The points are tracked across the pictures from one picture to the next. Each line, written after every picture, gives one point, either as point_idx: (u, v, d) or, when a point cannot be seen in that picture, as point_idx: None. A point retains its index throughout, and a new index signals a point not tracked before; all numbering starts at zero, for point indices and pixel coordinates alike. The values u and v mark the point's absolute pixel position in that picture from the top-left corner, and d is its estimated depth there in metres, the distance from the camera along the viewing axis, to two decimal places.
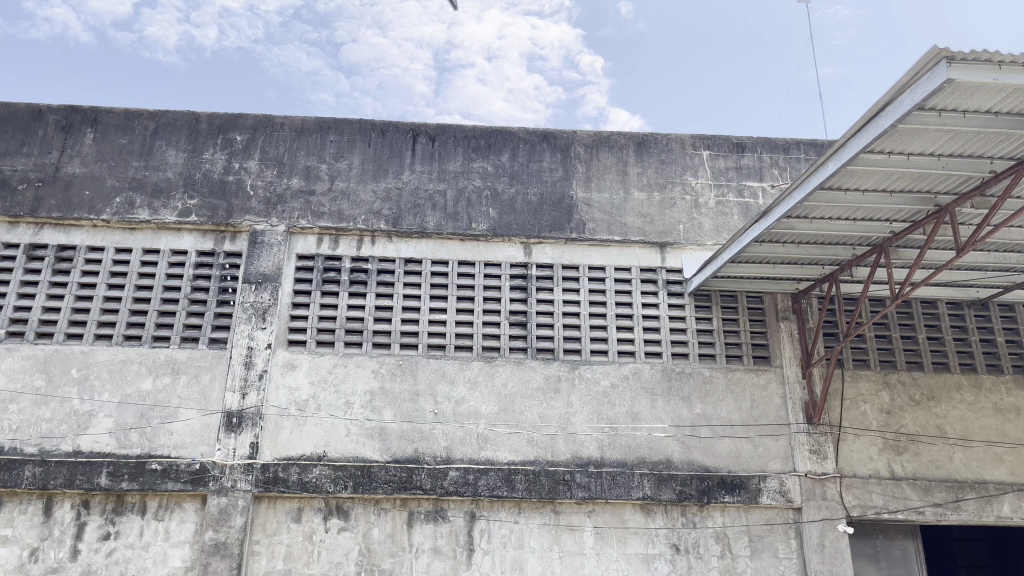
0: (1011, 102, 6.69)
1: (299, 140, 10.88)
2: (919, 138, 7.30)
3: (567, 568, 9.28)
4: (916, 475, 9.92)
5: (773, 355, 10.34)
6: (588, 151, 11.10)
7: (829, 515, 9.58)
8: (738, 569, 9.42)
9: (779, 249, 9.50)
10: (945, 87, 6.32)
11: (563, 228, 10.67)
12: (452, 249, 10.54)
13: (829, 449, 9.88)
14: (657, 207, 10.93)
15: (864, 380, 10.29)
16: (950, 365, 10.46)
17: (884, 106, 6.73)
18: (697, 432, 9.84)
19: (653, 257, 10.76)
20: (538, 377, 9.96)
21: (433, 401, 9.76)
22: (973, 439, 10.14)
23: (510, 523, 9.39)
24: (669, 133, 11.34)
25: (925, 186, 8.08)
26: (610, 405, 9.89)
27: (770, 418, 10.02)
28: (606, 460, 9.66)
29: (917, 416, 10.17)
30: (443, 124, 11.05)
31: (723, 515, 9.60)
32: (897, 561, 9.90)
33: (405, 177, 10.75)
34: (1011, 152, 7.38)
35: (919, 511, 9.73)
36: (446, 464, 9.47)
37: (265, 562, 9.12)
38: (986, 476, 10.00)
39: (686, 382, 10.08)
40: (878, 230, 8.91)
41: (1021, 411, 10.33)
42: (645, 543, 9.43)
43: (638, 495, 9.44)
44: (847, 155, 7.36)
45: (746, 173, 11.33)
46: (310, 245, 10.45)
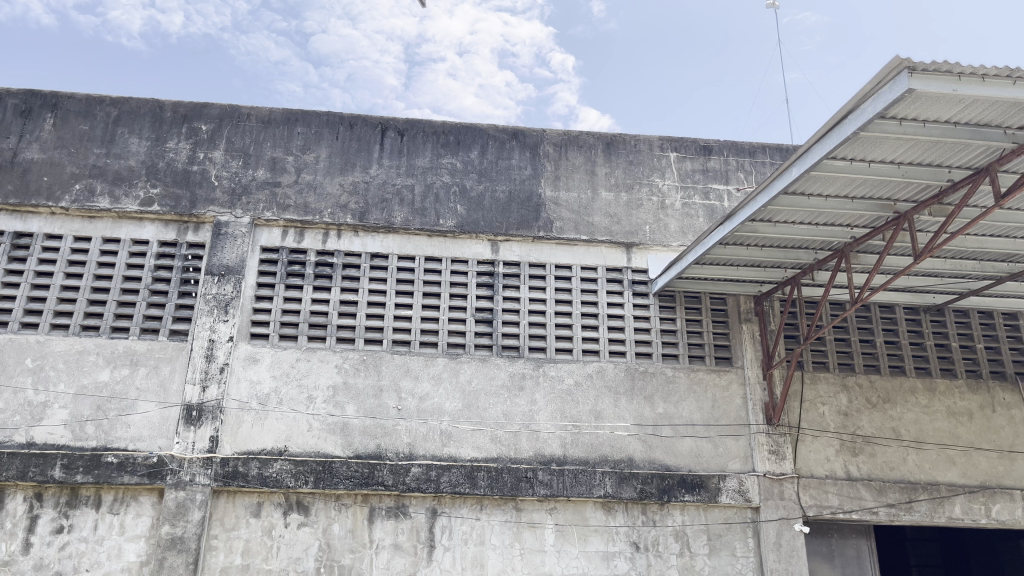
0: (970, 112, 6.84)
1: (266, 132, 10.75)
2: (880, 145, 7.44)
3: (528, 565, 9.32)
4: (871, 476, 10.11)
5: (735, 356, 10.48)
6: (557, 150, 11.13)
7: (785, 514, 9.74)
8: (697, 568, 9.53)
9: (742, 252, 9.63)
10: (906, 96, 6.46)
11: (531, 227, 10.70)
12: (419, 245, 10.51)
13: (787, 450, 10.03)
14: (624, 207, 11.00)
15: (824, 382, 10.47)
16: (905, 369, 10.69)
17: (847, 113, 6.86)
18: (659, 431, 9.93)
19: (619, 257, 10.83)
20: (503, 374, 9.98)
21: (396, 397, 9.71)
22: (927, 442, 10.35)
23: (472, 519, 9.39)
24: (638, 134, 11.41)
25: (886, 194, 8.24)
26: (573, 403, 9.94)
27: (730, 418, 10.14)
28: (569, 458, 9.70)
29: (873, 418, 10.37)
30: (413, 119, 11.01)
31: (682, 514, 9.70)
32: (851, 560, 10.08)
33: (373, 171, 10.68)
34: (968, 162, 7.56)
35: (873, 511, 9.91)
36: (408, 461, 9.44)
37: (223, 557, 9.01)
38: (938, 477, 10.21)
39: (649, 382, 10.17)
40: (839, 236, 9.07)
41: (974, 415, 10.57)
42: (606, 540, 9.49)
43: (600, 493, 9.49)
44: (810, 161, 7.48)
45: (712, 176, 11.45)
46: (275, 237, 10.35)
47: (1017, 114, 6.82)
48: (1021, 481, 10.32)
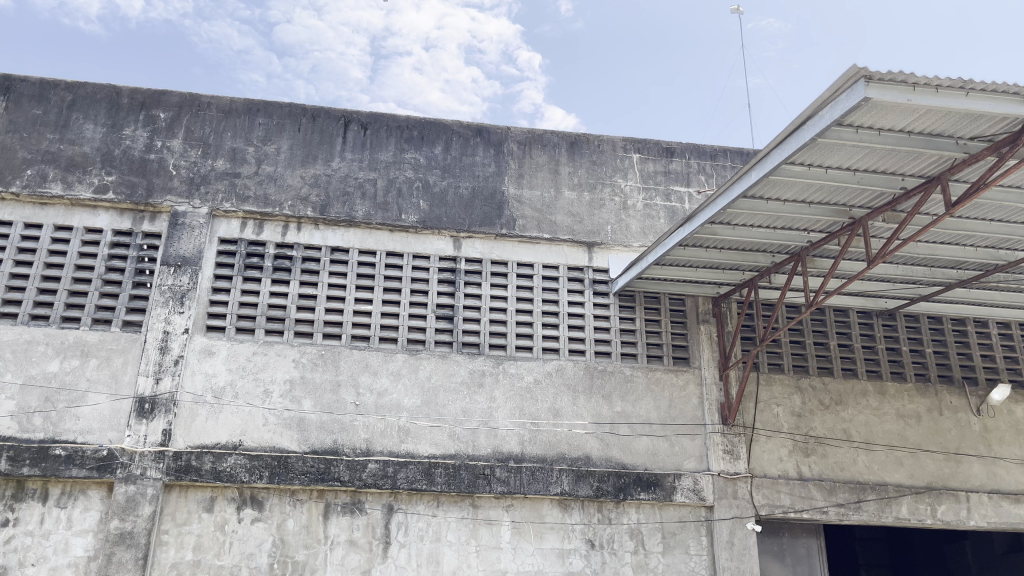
0: (924, 122, 7.00)
1: (227, 121, 10.59)
2: (837, 152, 7.58)
3: (484, 562, 9.33)
4: (822, 476, 10.30)
5: (693, 357, 10.59)
6: (521, 148, 11.14)
7: (738, 513, 9.88)
8: (651, 565, 9.62)
9: (702, 254, 9.74)
10: (862, 104, 6.60)
11: (493, 224, 10.70)
12: (380, 240, 10.44)
13: (741, 449, 10.18)
14: (586, 206, 11.06)
15: (778, 384, 10.64)
16: (857, 371, 10.91)
17: (806, 119, 6.99)
18: (616, 430, 10.01)
19: (581, 256, 10.88)
20: (462, 371, 9.97)
21: (354, 392, 9.65)
22: (876, 443, 10.58)
23: (428, 516, 9.37)
24: (601, 134, 11.47)
25: (842, 199, 8.40)
26: (532, 401, 9.97)
27: (686, 418, 10.25)
28: (526, 455, 9.73)
29: (825, 419, 10.57)
30: (376, 113, 10.93)
31: (637, 512, 9.79)
32: (801, 558, 10.26)
33: (335, 164, 10.59)
34: (921, 170, 7.74)
35: (823, 511, 10.09)
36: (365, 457, 9.38)
37: (174, 552, 8.87)
38: (886, 478, 10.44)
39: (607, 381, 10.23)
40: (796, 240, 9.23)
41: (922, 418, 10.82)
42: (561, 538, 9.54)
43: (556, 490, 9.54)
44: (769, 166, 7.60)
45: (674, 178, 11.56)
46: (233, 229, 10.21)
47: (969, 125, 7.00)
48: (966, 483, 10.58)
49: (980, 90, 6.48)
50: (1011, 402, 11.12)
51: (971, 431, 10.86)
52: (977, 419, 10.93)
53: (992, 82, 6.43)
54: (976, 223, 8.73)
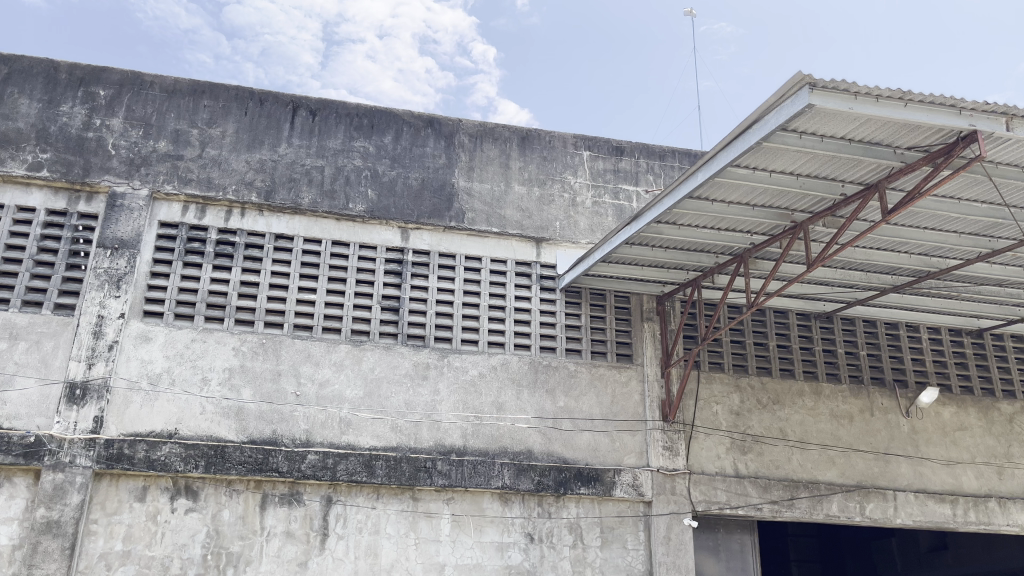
0: (864, 130, 7.19)
1: (170, 102, 10.33)
2: (781, 157, 7.73)
3: (422, 555, 9.29)
4: (758, 474, 10.52)
5: (636, 353, 10.71)
6: (472, 141, 11.10)
7: (675, 509, 10.03)
8: (588, 559, 9.71)
9: (647, 252, 9.86)
10: (806, 111, 6.76)
11: (442, 216, 10.66)
12: (326, 228, 10.30)
13: (681, 446, 10.34)
14: (536, 202, 11.09)
15: (718, 382, 10.83)
16: (795, 372, 11.17)
17: (751, 123, 7.13)
18: (558, 424, 10.06)
19: (529, 251, 10.90)
20: (406, 363, 9.91)
21: (295, 382, 9.52)
22: (810, 442, 10.84)
23: (367, 508, 9.30)
24: (553, 130, 11.50)
25: (785, 203, 8.58)
26: (475, 395, 9.96)
27: (628, 414, 10.36)
28: (468, 448, 9.72)
29: (763, 418, 10.80)
30: (326, 100, 10.78)
31: (577, 506, 9.86)
32: (735, 554, 10.42)
33: (282, 150, 10.42)
34: (861, 178, 7.95)
35: (757, 507, 10.30)
36: (304, 448, 9.27)
37: (103, 542, 8.64)
38: (819, 476, 10.71)
39: (551, 376, 10.28)
40: (739, 241, 9.39)
41: (854, 418, 11.13)
42: (500, 531, 9.56)
43: (497, 484, 9.55)
44: (715, 167, 7.72)
45: (623, 177, 11.66)
46: (174, 212, 9.97)
47: (906, 134, 7.21)
48: (894, 482, 10.92)
49: (918, 101, 6.68)
50: (938, 405, 11.51)
51: (900, 431, 11.21)
52: (906, 420, 11.28)
53: (929, 94, 6.63)
54: (911, 230, 9.00)
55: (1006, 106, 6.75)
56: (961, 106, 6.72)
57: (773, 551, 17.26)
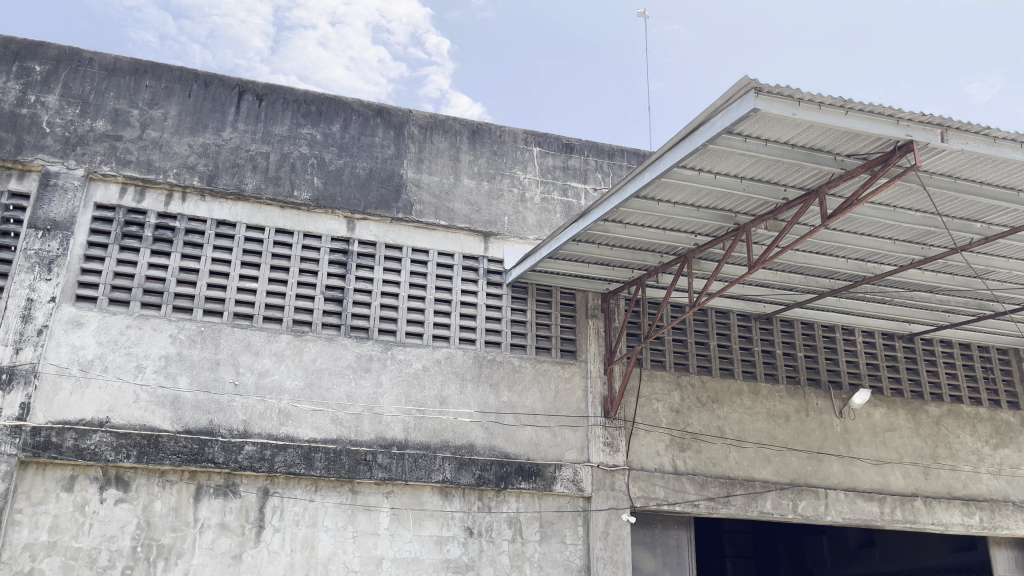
0: (807, 137, 7.35)
1: (110, 80, 10.02)
2: (726, 159, 7.86)
3: (360, 548, 9.20)
4: (695, 471, 10.69)
5: (580, 350, 10.77)
6: (422, 132, 11.02)
7: (614, 505, 10.13)
8: (527, 554, 9.74)
9: (594, 250, 9.93)
10: (752, 115, 6.88)
11: (389, 207, 10.56)
12: (270, 216, 10.13)
13: (621, 442, 10.44)
14: (484, 196, 11.07)
15: (659, 380, 10.97)
16: (734, 371, 11.37)
17: (698, 125, 7.23)
18: (501, 419, 10.07)
19: (476, 245, 10.88)
20: (349, 355, 9.80)
21: (234, 371, 9.35)
22: (747, 440, 11.06)
23: (305, 501, 9.17)
24: (503, 125, 11.49)
25: (729, 205, 8.72)
26: (418, 388, 9.90)
27: (570, 410, 10.42)
28: (409, 442, 9.66)
29: (702, 416, 10.97)
30: (273, 85, 10.58)
31: (517, 501, 9.88)
32: (671, 549, 10.57)
33: (226, 135, 10.19)
34: (802, 183, 8.13)
35: (694, 503, 10.47)
36: (242, 439, 9.11)
37: (27, 533, 8.37)
38: (754, 474, 10.93)
39: (495, 371, 10.28)
40: (684, 242, 9.52)
41: (790, 418, 11.39)
42: (440, 525, 9.53)
43: (438, 478, 9.52)
44: (661, 168, 7.80)
45: (572, 174, 11.72)
46: (112, 194, 9.69)
47: (847, 142, 7.39)
48: (826, 480, 11.21)
49: (859, 109, 6.85)
50: (870, 406, 11.85)
51: (833, 431, 11.51)
52: (839, 421, 11.59)
53: (869, 103, 6.81)
54: (849, 235, 9.23)
55: (941, 118, 6.98)
56: (899, 116, 6.92)
57: (711, 551, 17.50)
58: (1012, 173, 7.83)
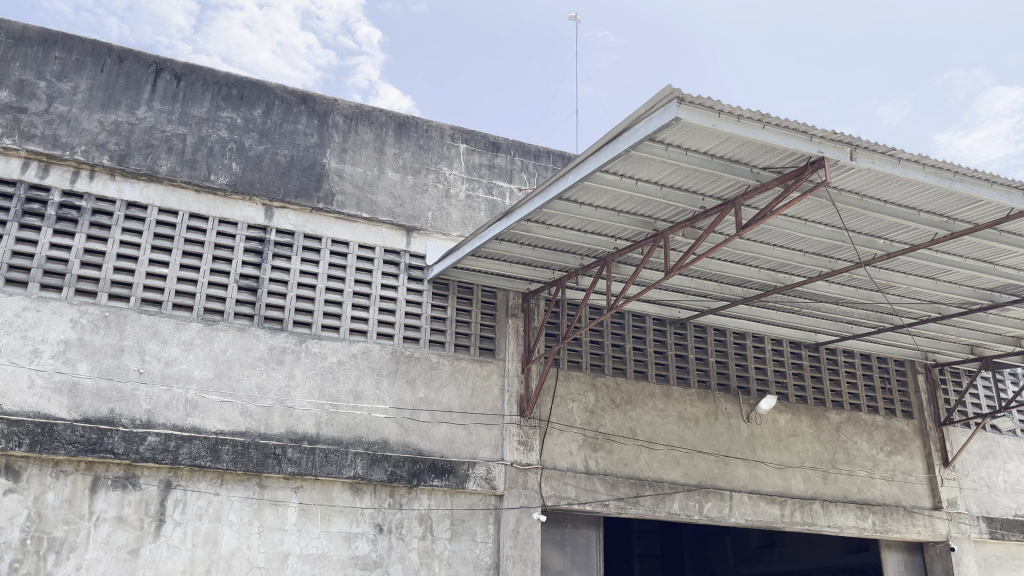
0: (725, 148, 7.54)
1: (16, 49, 9.55)
2: (647, 166, 7.99)
3: (265, 544, 8.99)
4: (607, 471, 10.85)
5: (498, 349, 10.79)
6: (347, 122, 10.85)
7: (526, 503, 10.17)
8: (436, 551, 9.70)
9: (516, 249, 9.97)
10: (673, 124, 7.03)
11: (310, 196, 10.35)
12: (184, 199, 9.80)
13: (535, 441, 10.50)
14: (409, 190, 10.97)
15: (575, 381, 11.09)
16: (648, 374, 11.58)
17: (621, 131, 7.33)
18: (416, 416, 10.00)
19: (398, 239, 10.77)
20: (261, 346, 9.57)
21: (138, 359, 9.00)
22: (657, 442, 11.28)
23: (209, 494, 8.91)
24: (430, 120, 11.42)
25: (648, 211, 8.87)
26: (333, 382, 9.75)
27: (486, 408, 10.43)
28: (321, 437, 9.50)
29: (615, 417, 11.14)
30: (192, 65, 10.26)
31: (429, 498, 9.83)
32: (580, 548, 10.69)
33: (140, 114, 9.83)
34: (720, 193, 8.34)
35: (604, 503, 10.62)
36: (144, 429, 8.78)
37: None
38: (663, 475, 11.16)
39: (412, 367, 10.19)
40: (604, 245, 9.64)
41: (700, 421, 11.68)
42: (349, 521, 9.40)
43: (349, 473, 9.37)
44: (584, 171, 7.88)
45: (498, 173, 11.75)
46: (13, 169, 9.21)
47: (762, 155, 7.62)
48: (731, 483, 11.53)
49: (775, 124, 7.07)
50: (776, 412, 12.25)
51: (740, 435, 11.85)
52: (746, 425, 11.94)
53: (784, 118, 7.04)
54: (762, 246, 9.52)
55: (851, 137, 7.27)
56: (812, 133, 7.17)
57: (619, 551, 17.78)
58: (914, 193, 8.21)
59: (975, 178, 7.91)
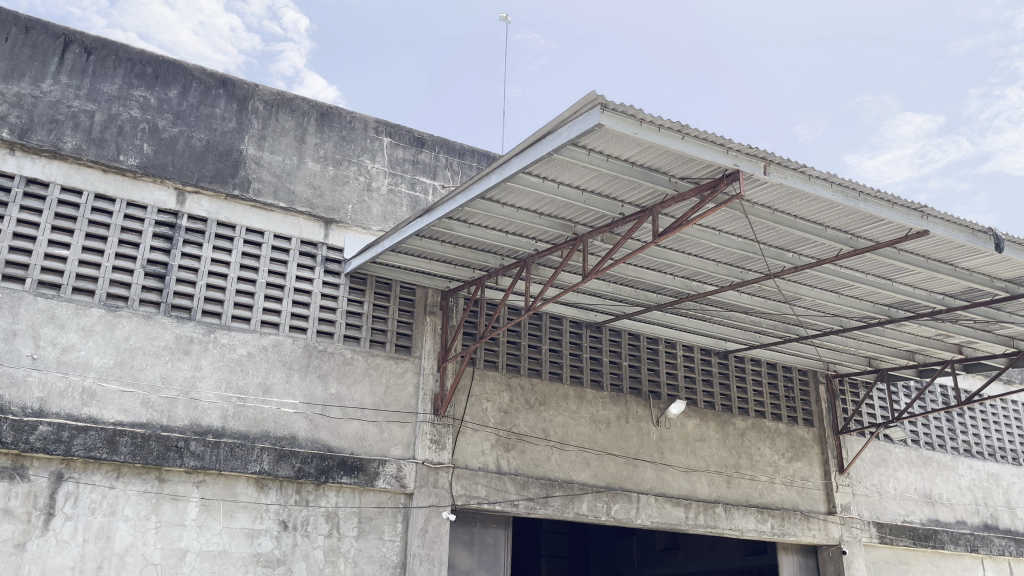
0: (646, 156, 7.68)
1: None
2: (569, 170, 8.06)
3: (162, 540, 8.67)
4: (518, 471, 10.89)
5: (414, 346, 10.70)
6: (267, 109, 10.58)
7: (435, 502, 10.11)
8: (342, 549, 9.54)
9: (436, 246, 9.91)
10: (595, 130, 7.13)
11: (225, 182, 10.06)
12: (90, 179, 9.38)
13: (448, 440, 10.46)
14: (329, 181, 10.78)
15: (490, 380, 11.09)
16: (562, 376, 11.69)
17: (544, 135, 7.39)
18: (327, 411, 9.82)
19: (316, 230, 10.56)
20: (167, 335, 9.24)
21: (33, 344, 8.57)
22: (568, 443, 11.40)
23: (104, 488, 8.54)
24: (354, 112, 11.25)
25: (569, 215, 8.95)
26: (241, 374, 9.48)
27: (399, 405, 10.33)
28: (227, 430, 9.23)
29: (528, 418, 11.20)
30: (105, 40, 9.84)
31: (337, 495, 9.67)
32: (488, 548, 10.70)
33: (45, 87, 9.37)
34: (640, 200, 8.47)
35: (514, 503, 10.66)
36: (35, 418, 8.36)
37: None
38: (573, 476, 11.27)
39: (325, 361, 10.01)
40: (525, 246, 9.68)
41: (611, 423, 11.85)
42: (253, 517, 9.16)
43: (254, 469, 9.13)
44: (506, 172, 7.91)
45: (421, 169, 11.66)
46: None
47: (681, 166, 7.79)
48: (639, 485, 11.75)
49: (694, 135, 7.24)
50: (684, 416, 12.53)
51: (649, 439, 12.08)
52: (655, 429, 12.18)
53: (703, 131, 7.21)
54: (677, 254, 9.73)
55: (765, 153, 7.51)
56: (729, 146, 7.38)
57: (527, 552, 17.96)
58: (822, 210, 8.53)
59: (878, 199, 8.27)
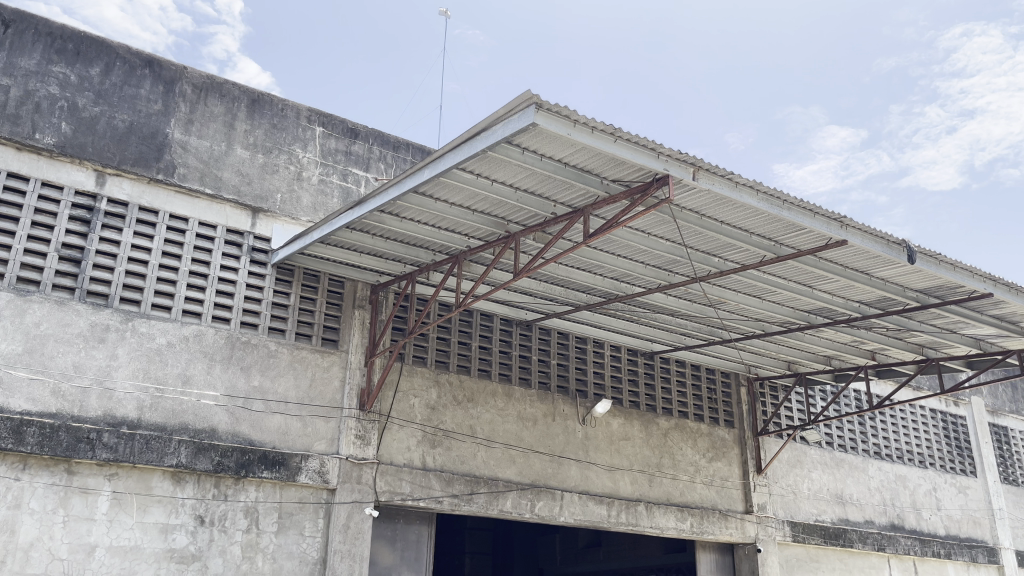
0: (579, 157, 7.74)
1: None
2: (503, 168, 8.07)
3: (70, 535, 8.35)
4: (443, 468, 10.85)
5: (342, 340, 10.56)
6: (195, 92, 10.27)
7: (358, 498, 10.00)
8: (261, 545, 9.36)
9: (367, 239, 9.79)
10: (529, 128, 7.14)
11: (148, 166, 9.74)
12: (2, 157, 8.96)
13: (373, 436, 10.35)
14: (258, 168, 10.53)
15: (418, 376, 11.02)
16: (490, 373, 11.70)
17: (480, 131, 7.36)
18: (249, 404, 9.61)
19: (243, 219, 10.30)
20: (81, 322, 8.89)
21: None
22: (495, 440, 11.41)
23: (8, 480, 8.18)
24: (286, 99, 11.02)
25: (502, 212, 8.95)
26: (159, 364, 9.20)
27: (324, 400, 10.18)
28: (143, 422, 8.94)
29: (455, 414, 11.17)
30: (23, 12, 9.40)
31: (257, 490, 9.46)
32: (411, 544, 10.64)
33: None
34: (572, 200, 8.53)
35: (438, 500, 10.63)
36: None
37: None
38: (498, 473, 11.29)
39: (248, 353, 9.78)
40: (457, 242, 9.65)
41: (538, 421, 11.92)
42: (168, 512, 8.90)
43: (171, 462, 8.87)
44: (440, 167, 7.85)
45: (354, 160, 11.49)
46: None
47: (613, 168, 7.88)
48: (563, 482, 11.85)
49: (627, 138, 7.33)
50: (610, 416, 12.69)
51: (575, 437, 12.20)
52: (581, 427, 12.31)
53: (635, 134, 7.31)
54: (607, 255, 9.84)
55: (694, 158, 7.66)
56: (659, 151, 7.50)
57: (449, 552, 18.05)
58: (747, 216, 8.74)
59: (801, 208, 8.52)
